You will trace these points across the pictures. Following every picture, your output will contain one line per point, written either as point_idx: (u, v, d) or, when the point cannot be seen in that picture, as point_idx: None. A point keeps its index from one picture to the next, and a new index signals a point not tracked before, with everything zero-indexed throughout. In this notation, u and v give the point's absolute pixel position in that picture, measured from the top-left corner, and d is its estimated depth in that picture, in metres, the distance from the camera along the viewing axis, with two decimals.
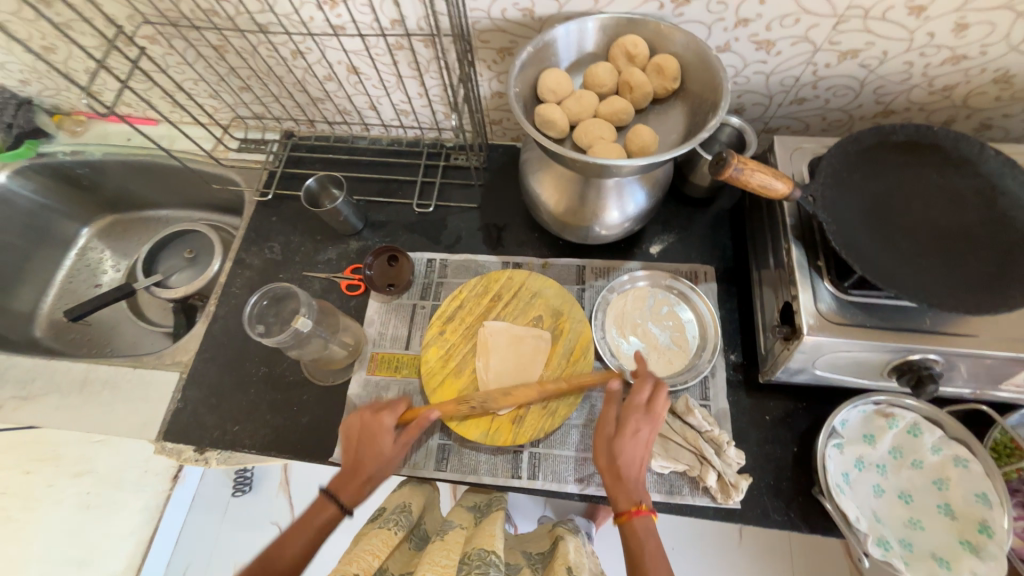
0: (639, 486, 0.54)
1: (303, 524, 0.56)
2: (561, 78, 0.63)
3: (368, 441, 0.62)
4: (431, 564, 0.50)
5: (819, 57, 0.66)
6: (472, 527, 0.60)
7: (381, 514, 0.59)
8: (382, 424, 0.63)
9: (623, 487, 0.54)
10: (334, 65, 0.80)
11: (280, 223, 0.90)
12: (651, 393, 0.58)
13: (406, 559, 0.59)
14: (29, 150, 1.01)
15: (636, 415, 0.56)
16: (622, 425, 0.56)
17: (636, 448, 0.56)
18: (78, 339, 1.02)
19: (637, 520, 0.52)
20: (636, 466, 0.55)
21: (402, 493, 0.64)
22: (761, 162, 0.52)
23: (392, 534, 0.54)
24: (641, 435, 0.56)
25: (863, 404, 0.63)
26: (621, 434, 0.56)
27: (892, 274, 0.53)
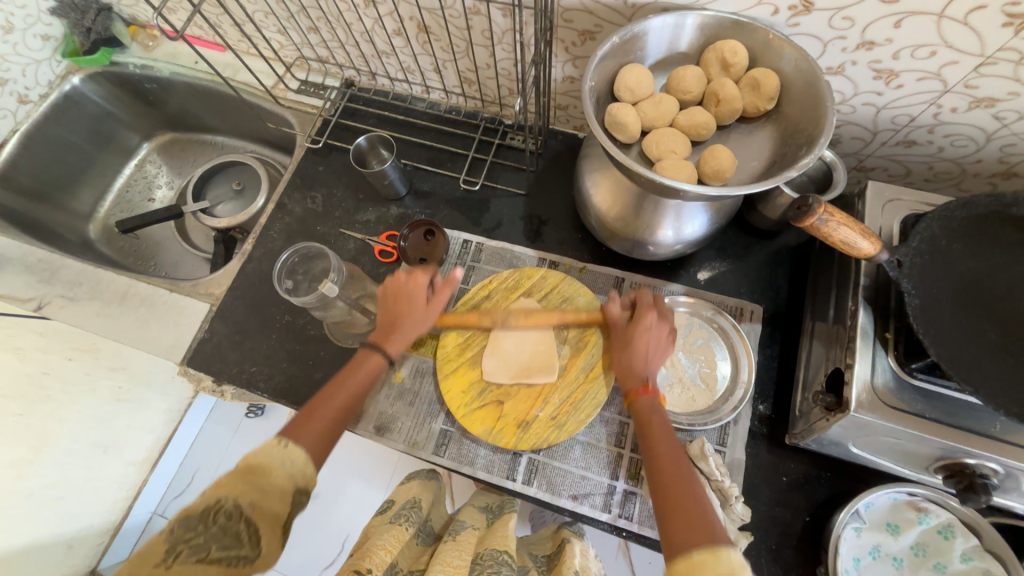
0: (648, 374, 0.58)
1: (342, 377, 0.58)
2: (643, 76, 0.57)
3: (405, 303, 0.64)
4: (443, 565, 0.50)
5: (946, 99, 0.57)
6: (484, 529, 0.60)
7: (391, 508, 0.60)
8: (417, 293, 0.64)
9: (629, 373, 0.59)
10: (405, 20, 0.76)
11: (327, 173, 0.89)
12: (657, 320, 0.61)
13: (415, 556, 0.57)
14: (104, 58, 1.03)
15: (647, 322, 0.60)
16: (629, 332, 0.61)
17: (644, 346, 0.59)
18: (126, 249, 1.06)
19: (645, 402, 0.57)
20: (644, 360, 0.59)
21: (410, 488, 0.64)
22: (850, 216, 0.46)
23: (403, 530, 0.53)
24: (647, 344, 0.59)
25: (897, 491, 0.58)
26: (627, 341, 0.61)
27: (970, 368, 0.47)
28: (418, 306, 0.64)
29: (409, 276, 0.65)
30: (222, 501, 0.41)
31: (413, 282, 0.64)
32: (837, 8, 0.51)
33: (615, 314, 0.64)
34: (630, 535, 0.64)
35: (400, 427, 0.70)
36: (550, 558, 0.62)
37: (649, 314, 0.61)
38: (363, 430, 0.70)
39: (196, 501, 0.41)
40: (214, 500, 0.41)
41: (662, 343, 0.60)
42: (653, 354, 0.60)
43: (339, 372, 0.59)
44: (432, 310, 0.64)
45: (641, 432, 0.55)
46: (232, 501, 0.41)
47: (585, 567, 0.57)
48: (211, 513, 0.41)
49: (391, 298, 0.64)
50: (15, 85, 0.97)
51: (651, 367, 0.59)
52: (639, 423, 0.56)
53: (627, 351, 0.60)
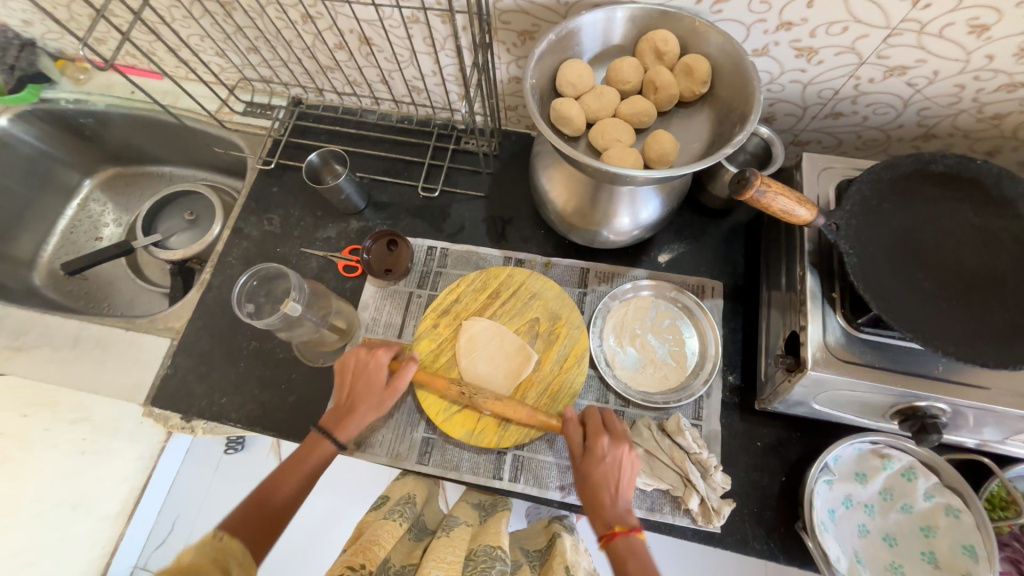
0: (619, 513, 0.53)
1: (294, 465, 0.57)
2: (582, 71, 0.59)
3: (362, 383, 0.62)
4: (437, 561, 0.50)
5: (863, 71, 0.61)
6: (477, 525, 0.60)
7: (385, 504, 0.60)
8: (376, 372, 0.62)
9: (605, 512, 0.53)
10: (345, 33, 0.75)
11: (282, 193, 0.87)
12: (626, 447, 0.56)
13: (407, 552, 0.57)
14: (32, 95, 0.98)
15: (603, 446, 0.56)
16: (592, 455, 0.56)
17: (615, 478, 0.55)
18: (75, 292, 1.01)
19: (620, 542, 0.51)
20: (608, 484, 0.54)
21: (405, 484, 0.65)
22: (786, 186, 0.48)
23: (397, 525, 0.54)
24: (609, 475, 0.55)
25: (860, 442, 0.61)
26: (591, 459, 0.56)
27: (909, 316, 0.50)
28: (376, 390, 0.61)
29: (370, 353, 0.63)
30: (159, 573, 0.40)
31: (375, 359, 0.62)
32: None
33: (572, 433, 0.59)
34: None
35: (381, 441, 0.69)
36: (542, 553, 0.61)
37: (603, 437, 0.57)
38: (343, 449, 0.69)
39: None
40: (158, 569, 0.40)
41: (619, 475, 0.55)
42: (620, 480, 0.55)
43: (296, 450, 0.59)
44: (392, 392, 0.61)
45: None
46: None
47: (575, 560, 0.56)
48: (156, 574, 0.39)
49: (349, 377, 0.63)
50: None
51: (624, 496, 0.54)
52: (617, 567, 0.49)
53: (600, 471, 0.55)
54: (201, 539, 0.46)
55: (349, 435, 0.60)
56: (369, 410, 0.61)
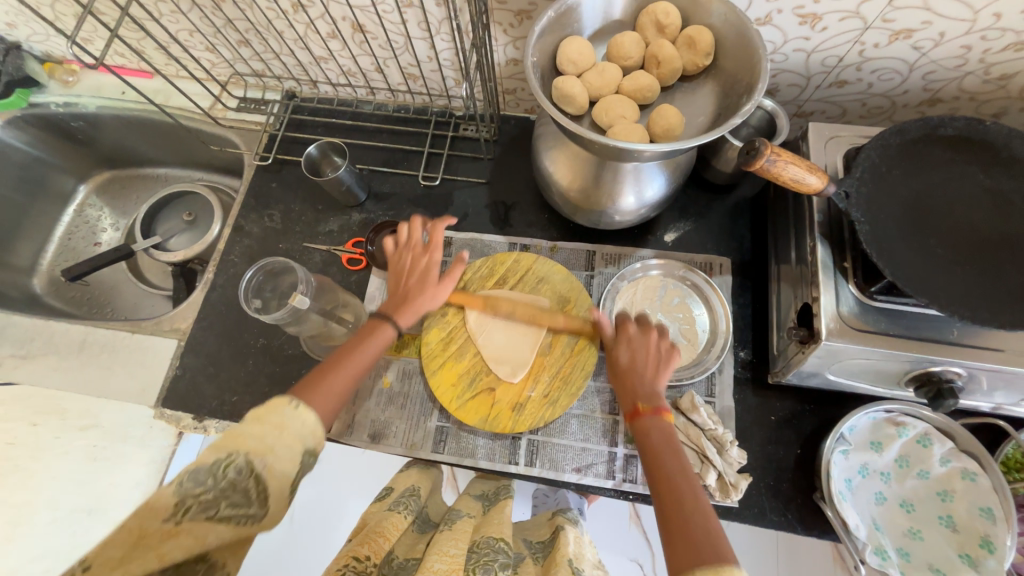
0: (652, 393, 0.53)
1: (356, 346, 0.53)
2: (583, 47, 0.58)
3: (415, 278, 0.61)
4: (439, 554, 0.49)
5: (868, 36, 0.60)
6: (480, 516, 0.59)
7: (389, 495, 0.59)
8: (429, 266, 0.62)
9: (635, 390, 0.54)
10: (337, 21, 0.74)
11: (281, 189, 0.86)
12: (654, 334, 0.59)
13: (412, 542, 0.56)
14: (20, 100, 0.96)
15: (628, 332, 0.59)
16: (624, 339, 0.58)
17: (645, 363, 0.56)
18: (78, 298, 1.00)
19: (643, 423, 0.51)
20: (649, 376, 0.55)
21: (409, 475, 0.63)
22: (796, 154, 0.48)
23: (402, 518, 0.54)
24: (648, 364, 0.56)
25: (874, 411, 0.61)
26: (625, 346, 0.58)
27: (924, 282, 0.50)
28: (431, 279, 0.61)
29: (420, 248, 0.63)
30: (232, 455, 0.36)
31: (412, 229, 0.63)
32: None
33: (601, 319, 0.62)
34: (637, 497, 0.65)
35: (396, 432, 0.69)
36: (545, 545, 0.60)
37: (646, 333, 0.59)
38: (357, 441, 0.69)
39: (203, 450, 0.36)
40: (223, 456, 0.36)
41: (663, 363, 0.56)
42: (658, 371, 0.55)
43: (358, 333, 0.55)
44: (444, 283, 0.61)
45: (641, 449, 0.50)
46: (242, 457, 0.36)
47: (579, 553, 0.56)
48: (220, 467, 0.35)
49: (397, 263, 0.63)
50: None
51: (657, 383, 0.55)
52: (639, 442, 0.50)
53: (627, 354, 0.57)
54: (276, 399, 0.40)
55: (409, 321, 0.58)
56: (426, 299, 0.60)
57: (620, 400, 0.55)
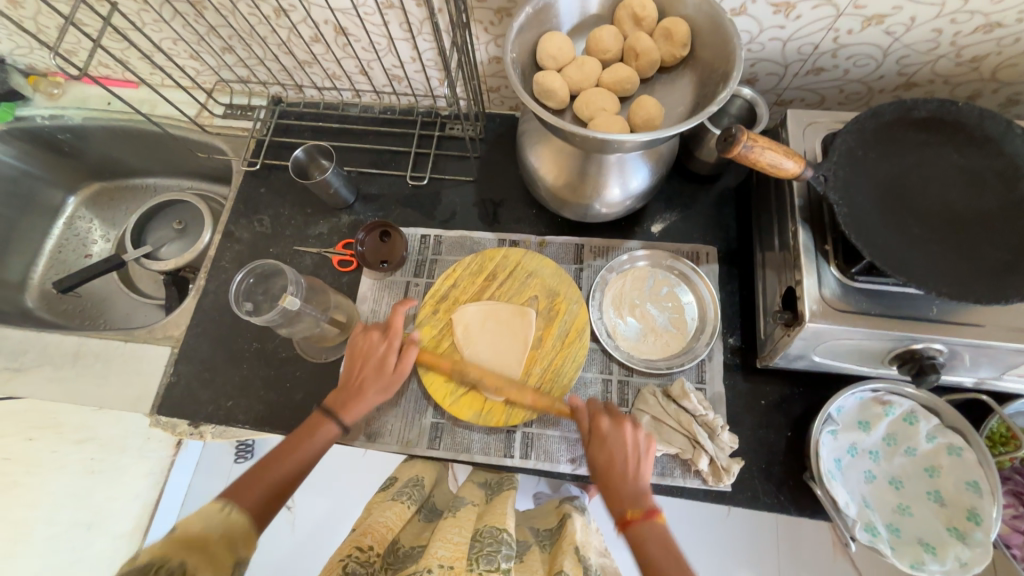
0: (636, 494, 0.52)
1: (293, 446, 0.56)
2: (562, 42, 0.58)
3: (371, 370, 0.62)
4: (443, 541, 0.50)
5: (841, 22, 0.61)
6: (484, 504, 0.60)
7: (392, 486, 0.61)
8: (386, 355, 0.63)
9: (620, 493, 0.53)
10: (320, 25, 0.75)
11: (270, 194, 0.86)
12: (628, 427, 0.56)
13: (417, 532, 0.57)
14: (6, 114, 0.96)
15: (604, 426, 0.57)
16: (599, 439, 0.56)
17: (625, 458, 0.54)
18: (70, 310, 1.00)
19: (638, 529, 0.50)
20: (625, 469, 0.54)
21: (413, 467, 0.65)
22: (772, 140, 0.49)
23: (405, 508, 0.56)
24: (626, 461, 0.54)
25: (861, 391, 0.62)
26: (601, 445, 0.56)
27: (903, 261, 0.51)
28: (390, 362, 0.63)
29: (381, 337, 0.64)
30: (166, 557, 0.39)
31: (370, 338, 0.64)
32: None
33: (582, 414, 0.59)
34: None
35: (391, 430, 0.69)
36: (552, 531, 0.61)
37: (617, 426, 0.56)
38: (353, 441, 0.69)
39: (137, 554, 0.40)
40: (157, 557, 0.39)
41: (642, 452, 0.55)
42: (636, 464, 0.54)
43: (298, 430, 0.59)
44: (400, 373, 0.63)
45: (639, 559, 0.49)
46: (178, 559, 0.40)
47: (584, 540, 0.57)
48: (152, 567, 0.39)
49: (354, 359, 0.64)
50: None
51: (638, 477, 0.53)
52: (635, 547, 0.50)
53: (605, 455, 0.55)
54: (205, 505, 0.47)
55: (353, 416, 0.60)
56: (376, 391, 0.62)
57: (608, 504, 0.54)
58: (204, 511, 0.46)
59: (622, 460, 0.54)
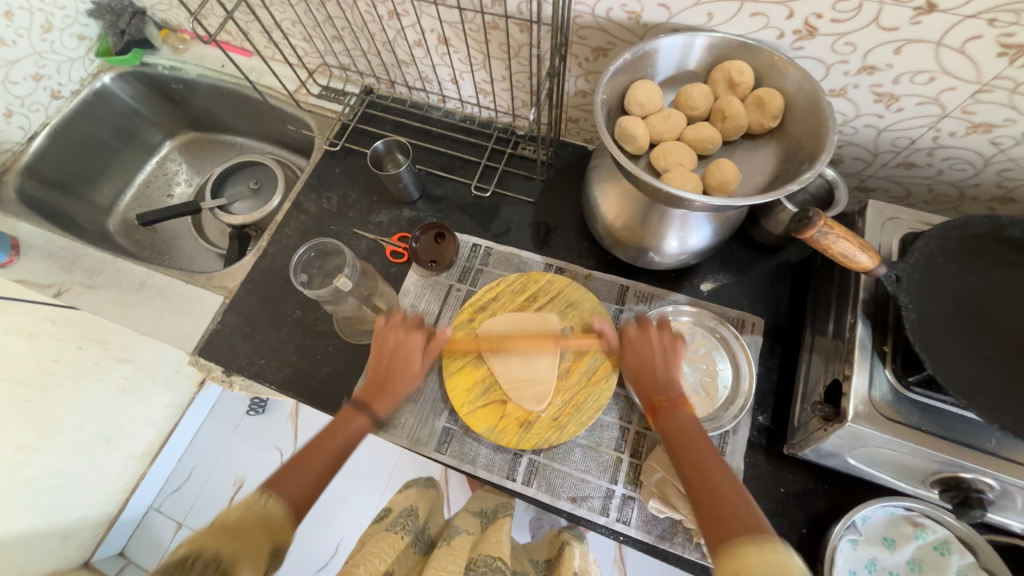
0: (667, 386, 0.60)
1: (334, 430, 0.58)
2: (653, 92, 0.59)
3: (397, 358, 0.65)
4: (437, 569, 0.50)
5: (945, 123, 0.59)
6: (478, 534, 0.60)
7: (388, 516, 0.60)
8: (416, 340, 0.66)
9: (652, 385, 0.61)
10: (426, 32, 0.79)
11: (342, 175, 0.92)
12: (654, 329, 0.65)
13: (411, 564, 0.57)
14: (135, 58, 1.07)
15: (633, 333, 0.65)
16: (629, 343, 0.65)
17: (650, 352, 0.63)
18: (143, 241, 1.09)
19: (669, 414, 0.57)
20: (663, 370, 0.61)
21: (408, 495, 0.64)
22: (849, 230, 0.48)
23: (399, 538, 0.54)
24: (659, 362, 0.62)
25: (893, 505, 0.59)
26: (630, 350, 0.65)
27: (967, 382, 0.48)
28: (416, 351, 0.66)
29: (407, 329, 0.67)
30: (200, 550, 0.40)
31: (404, 338, 0.66)
32: (840, 34, 0.54)
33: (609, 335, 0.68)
34: (627, 540, 0.64)
35: (404, 424, 0.71)
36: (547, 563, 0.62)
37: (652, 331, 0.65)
38: None
39: (173, 549, 0.40)
40: (192, 550, 0.40)
41: (669, 355, 0.63)
42: (664, 358, 0.63)
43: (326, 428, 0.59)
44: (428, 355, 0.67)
45: (668, 439, 0.55)
46: (212, 549, 0.40)
47: (583, 568, 0.57)
48: (187, 560, 0.39)
49: (388, 351, 0.66)
50: (50, 81, 1.01)
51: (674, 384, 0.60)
52: (667, 434, 0.56)
53: (635, 357, 0.64)
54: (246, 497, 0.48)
55: (387, 409, 0.63)
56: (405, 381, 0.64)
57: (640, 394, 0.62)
58: (243, 501, 0.47)
59: (650, 348, 0.63)
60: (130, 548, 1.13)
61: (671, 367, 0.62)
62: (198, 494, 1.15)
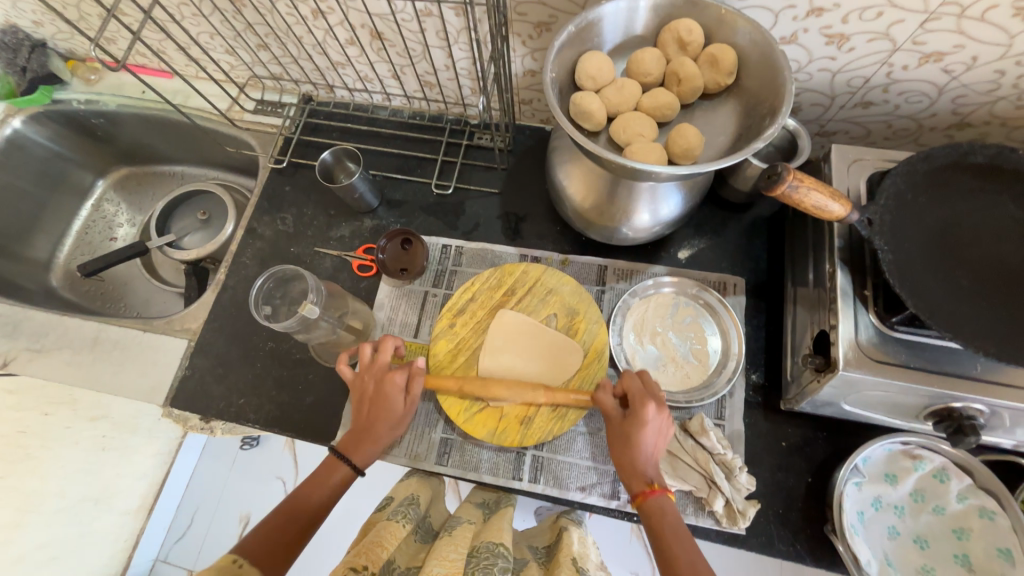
0: (647, 470, 0.54)
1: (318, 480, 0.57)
2: (603, 63, 0.57)
3: (370, 406, 0.61)
4: (439, 558, 0.49)
5: (896, 57, 0.59)
6: (480, 523, 0.58)
7: (389, 505, 0.58)
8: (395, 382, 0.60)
9: (632, 474, 0.54)
10: (356, 28, 0.74)
11: (294, 193, 0.86)
12: (656, 411, 0.54)
13: (412, 552, 0.55)
14: (44, 96, 0.98)
15: (648, 413, 0.54)
16: (629, 423, 0.55)
17: (647, 446, 0.54)
18: (92, 292, 1.02)
19: (653, 502, 0.52)
20: (646, 457, 0.54)
21: (409, 485, 0.62)
22: (819, 181, 0.47)
23: (401, 527, 0.52)
24: (649, 440, 0.54)
25: (891, 443, 0.60)
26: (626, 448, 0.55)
27: (949, 316, 0.48)
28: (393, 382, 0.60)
29: (385, 371, 0.61)
30: None
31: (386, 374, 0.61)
32: None
33: (609, 402, 0.58)
34: (641, 519, 0.64)
35: (400, 442, 0.69)
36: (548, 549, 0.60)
37: (648, 406, 0.54)
38: None
39: None
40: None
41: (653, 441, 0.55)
42: (655, 446, 0.55)
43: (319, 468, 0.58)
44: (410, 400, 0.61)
45: (651, 537, 0.51)
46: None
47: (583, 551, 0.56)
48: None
49: (367, 397, 0.61)
50: None
51: (654, 462, 0.54)
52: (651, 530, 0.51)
53: (628, 457, 0.55)
54: (220, 558, 0.46)
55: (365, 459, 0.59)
56: (385, 429, 0.60)
57: (625, 483, 0.56)
58: (219, 567, 0.45)
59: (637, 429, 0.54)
60: None
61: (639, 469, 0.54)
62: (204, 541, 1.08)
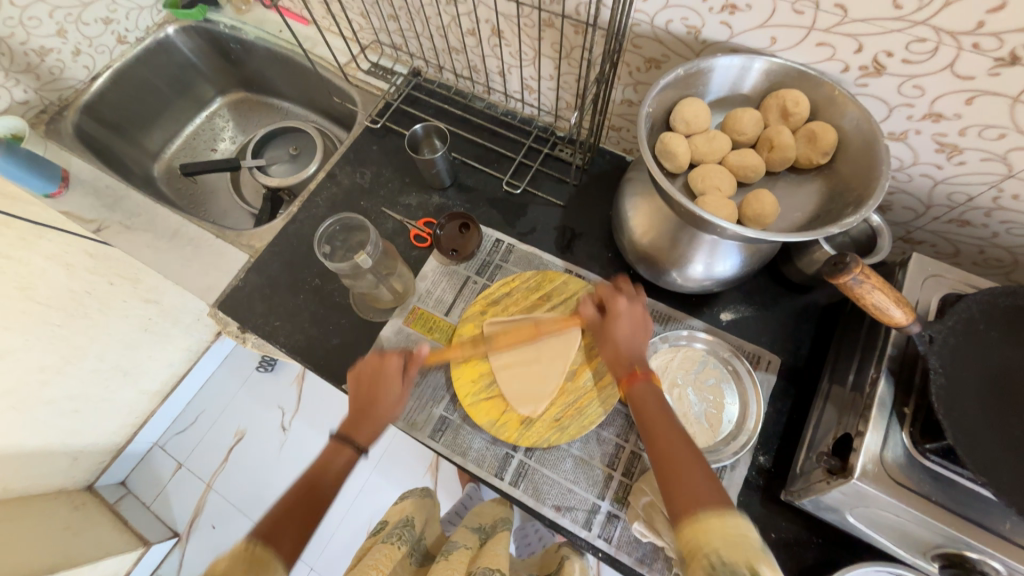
0: (638, 358, 0.60)
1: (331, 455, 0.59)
2: (700, 111, 0.58)
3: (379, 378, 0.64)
4: None
5: (1008, 184, 0.56)
6: (476, 548, 0.60)
7: (383, 529, 0.60)
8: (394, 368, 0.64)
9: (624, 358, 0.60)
10: (480, 22, 0.79)
11: (379, 153, 0.93)
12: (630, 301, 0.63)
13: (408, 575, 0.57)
14: (199, 14, 1.08)
15: (620, 304, 0.63)
16: (613, 318, 0.63)
17: (625, 329, 0.61)
18: (184, 191, 1.13)
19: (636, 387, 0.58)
20: (626, 344, 0.61)
21: (403, 507, 0.65)
22: (886, 283, 0.45)
23: (394, 549, 0.53)
24: (626, 326, 0.62)
25: (886, 572, 0.57)
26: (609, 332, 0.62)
27: (992, 461, 0.45)
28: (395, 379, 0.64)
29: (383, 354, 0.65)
30: None
31: (387, 360, 0.64)
32: (909, 75, 0.51)
33: (589, 313, 0.66)
34: (605, 557, 0.63)
35: (403, 405, 0.72)
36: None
37: (620, 299, 0.63)
38: None
39: None
40: None
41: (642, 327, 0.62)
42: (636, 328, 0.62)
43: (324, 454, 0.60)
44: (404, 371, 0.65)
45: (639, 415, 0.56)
46: None
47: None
48: None
49: (366, 382, 0.64)
50: (118, 26, 1.03)
51: (638, 353, 0.60)
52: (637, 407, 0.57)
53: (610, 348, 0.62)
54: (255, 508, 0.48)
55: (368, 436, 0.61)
56: (390, 399, 0.63)
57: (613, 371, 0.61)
58: None
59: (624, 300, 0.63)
60: (130, 479, 1.19)
61: (641, 339, 0.62)
62: (200, 441, 1.19)
